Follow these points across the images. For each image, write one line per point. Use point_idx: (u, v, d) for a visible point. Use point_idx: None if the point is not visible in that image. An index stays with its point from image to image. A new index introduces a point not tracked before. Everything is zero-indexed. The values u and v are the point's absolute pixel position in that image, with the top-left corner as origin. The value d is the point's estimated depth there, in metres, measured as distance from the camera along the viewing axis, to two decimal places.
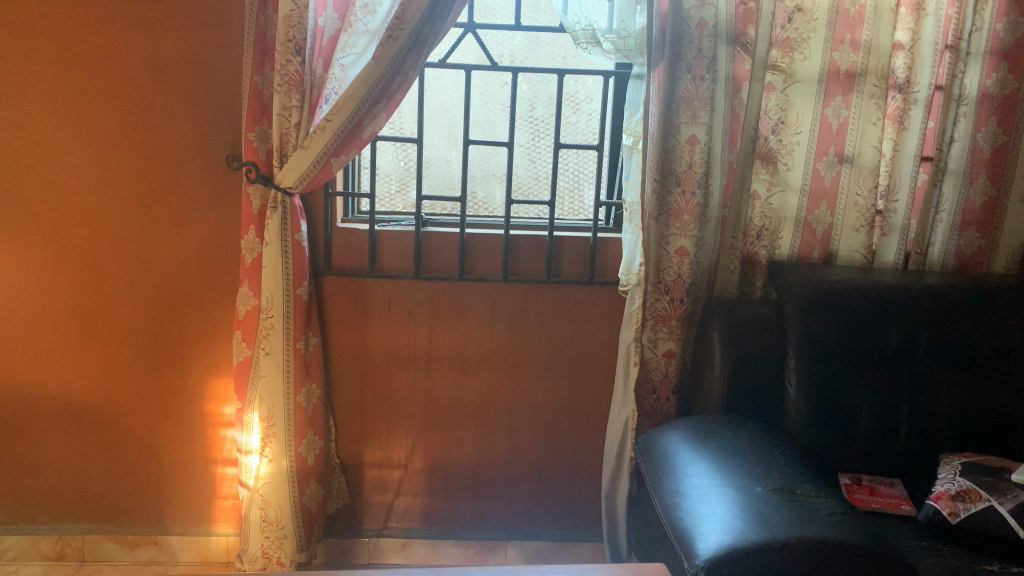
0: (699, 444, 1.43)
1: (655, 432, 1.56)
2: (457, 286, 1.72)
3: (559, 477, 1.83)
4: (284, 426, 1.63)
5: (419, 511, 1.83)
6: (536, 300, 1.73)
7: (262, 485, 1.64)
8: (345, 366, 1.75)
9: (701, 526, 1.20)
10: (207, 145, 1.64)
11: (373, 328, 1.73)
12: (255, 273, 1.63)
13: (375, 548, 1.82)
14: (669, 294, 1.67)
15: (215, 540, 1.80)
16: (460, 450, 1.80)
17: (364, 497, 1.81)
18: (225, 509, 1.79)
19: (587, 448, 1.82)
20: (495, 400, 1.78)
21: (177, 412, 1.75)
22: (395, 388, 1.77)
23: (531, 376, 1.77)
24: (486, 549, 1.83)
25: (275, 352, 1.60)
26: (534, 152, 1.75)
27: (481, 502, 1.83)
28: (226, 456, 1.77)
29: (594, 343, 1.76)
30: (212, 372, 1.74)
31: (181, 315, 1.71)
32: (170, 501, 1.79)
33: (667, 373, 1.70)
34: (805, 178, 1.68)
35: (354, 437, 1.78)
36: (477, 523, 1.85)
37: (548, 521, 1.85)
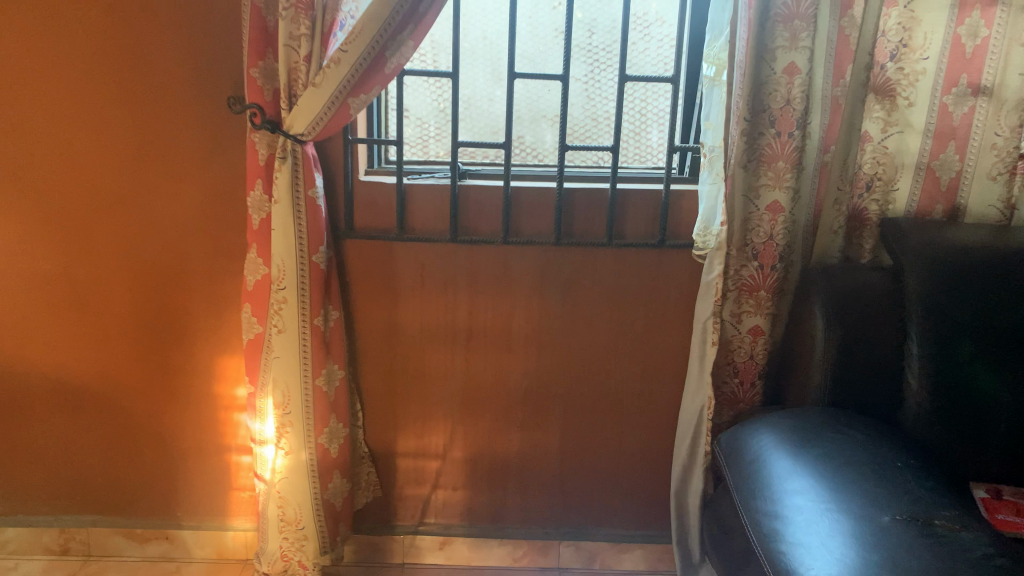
0: (802, 452, 1.15)
1: (743, 431, 1.28)
2: (502, 250, 1.45)
3: (621, 470, 1.58)
4: (302, 414, 1.41)
5: (460, 506, 1.60)
6: (596, 266, 1.46)
7: (279, 480, 1.43)
8: (374, 343, 1.51)
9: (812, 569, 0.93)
10: (207, 85, 1.39)
11: (405, 299, 1.48)
12: (264, 237, 1.39)
13: (410, 547, 1.60)
14: (758, 260, 1.37)
15: (232, 535, 1.60)
16: (506, 439, 1.56)
17: (397, 491, 1.59)
18: (242, 501, 1.59)
19: (654, 438, 1.56)
20: (547, 382, 1.53)
21: (184, 395, 1.54)
22: (431, 369, 1.52)
23: (589, 355, 1.51)
24: (536, 550, 1.60)
25: (290, 330, 1.37)
26: (592, 88, 1.45)
27: (530, 497, 1.60)
28: (240, 443, 1.57)
29: (664, 318, 1.49)
30: (221, 349, 1.52)
31: (184, 285, 1.49)
32: (181, 493, 1.60)
33: (753, 354, 1.41)
34: (929, 116, 1.36)
35: (384, 423, 1.55)
36: (526, 521, 1.61)
37: (607, 519, 1.61)
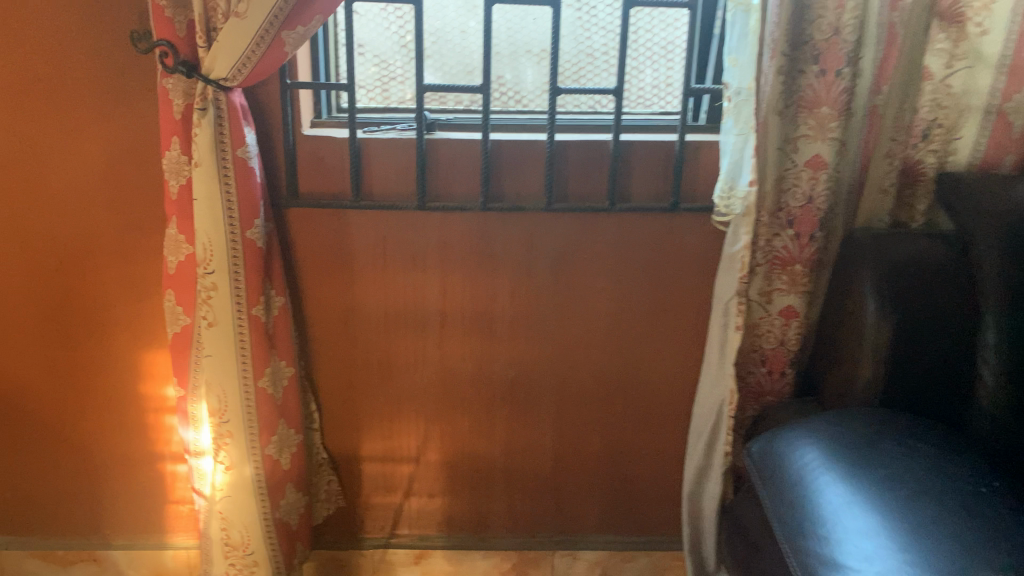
0: (859, 478, 0.93)
1: (781, 442, 1.05)
2: (481, 219, 1.19)
3: (623, 471, 1.36)
4: (243, 422, 1.16)
5: (437, 514, 1.38)
6: (594, 236, 1.21)
7: (220, 498, 1.18)
8: (329, 332, 1.26)
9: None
10: (102, 17, 1.09)
11: (364, 279, 1.23)
12: (186, 208, 1.12)
13: (381, 562, 1.39)
14: (793, 227, 1.11)
15: (172, 554, 1.37)
16: (490, 439, 1.33)
17: (364, 499, 1.37)
18: (182, 516, 1.36)
19: (662, 435, 1.34)
20: (537, 372, 1.29)
21: (103, 397, 1.29)
22: (400, 361, 1.28)
23: (586, 341, 1.27)
24: (527, 561, 1.40)
25: (222, 323, 1.11)
26: (588, 16, 1.18)
27: (519, 503, 1.38)
28: (175, 450, 1.32)
29: (675, 296, 1.25)
30: (144, 342, 1.26)
31: (93, 267, 1.22)
32: (108, 508, 1.36)
33: (784, 340, 1.18)
34: (1007, 47, 1.08)
35: (345, 424, 1.32)
36: (515, 529, 1.40)
37: (608, 524, 1.40)
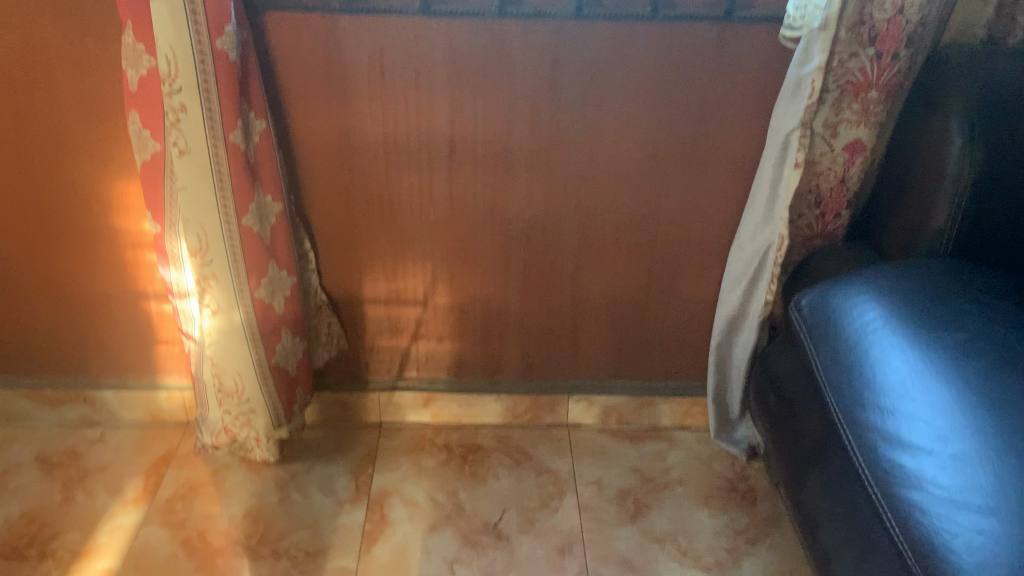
0: (930, 344, 0.80)
1: (835, 297, 0.91)
2: (496, 29, 1.00)
3: (647, 317, 1.26)
4: (228, 264, 1.04)
5: (445, 358, 1.30)
6: (632, 52, 1.02)
7: (210, 344, 1.09)
8: (321, 161, 1.10)
9: (982, 571, 0.63)
10: None
11: (359, 98, 1.05)
12: (142, 11, 0.92)
13: (388, 406, 1.33)
14: (875, 46, 0.93)
15: (165, 397, 1.30)
16: (504, 282, 1.21)
17: (369, 342, 1.28)
18: (173, 357, 1.28)
19: (693, 280, 1.22)
20: (558, 211, 1.15)
21: (74, 231, 1.16)
22: (403, 196, 1.13)
23: (615, 177, 1.12)
24: (541, 405, 1.34)
25: (195, 151, 0.96)
26: None
27: (534, 348, 1.29)
28: (159, 288, 1.21)
29: (720, 125, 1.08)
30: (112, 172, 1.11)
31: (42, 84, 1.04)
32: (93, 349, 1.27)
33: (845, 179, 1.04)
34: None
35: (345, 264, 1.19)
36: (528, 374, 1.32)
37: (626, 371, 1.32)
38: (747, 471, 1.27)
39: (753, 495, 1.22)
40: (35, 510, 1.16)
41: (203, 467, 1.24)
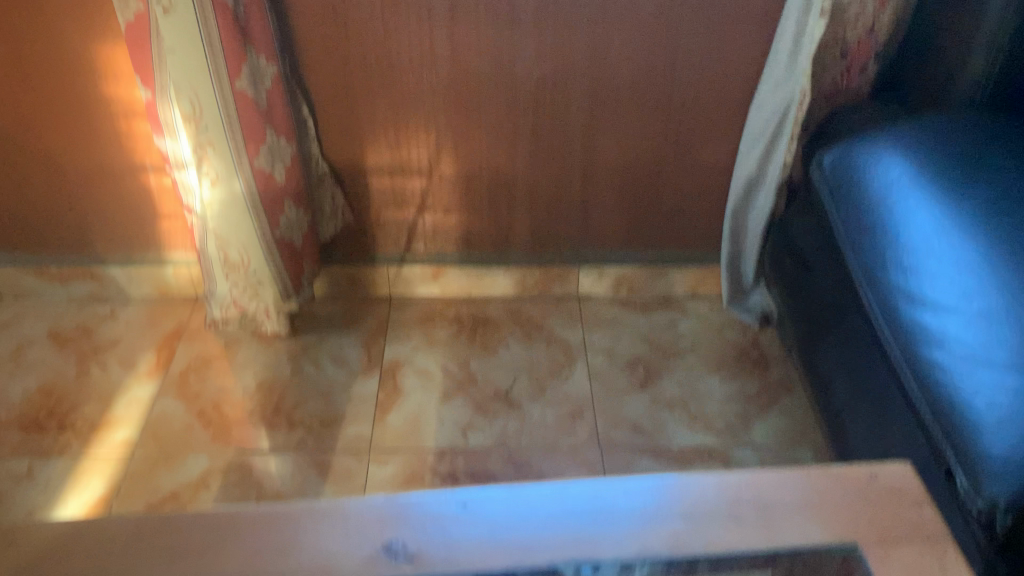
0: (957, 203, 0.77)
1: (860, 154, 0.87)
2: None
3: (660, 184, 1.22)
4: (223, 133, 1.00)
5: (453, 230, 1.27)
6: None
7: (211, 216, 1.06)
8: (316, 21, 1.04)
9: (1002, 427, 0.62)
10: None
11: None
12: None
13: (396, 279, 1.31)
14: None
15: (172, 272, 1.29)
16: (512, 149, 1.17)
17: (374, 215, 1.25)
18: (177, 231, 1.26)
19: (708, 144, 1.17)
20: (567, 72, 1.09)
21: (64, 102, 1.11)
22: (403, 59, 1.07)
23: (628, 34, 1.05)
24: (552, 276, 1.32)
25: (178, 11, 0.89)
26: None
27: (544, 219, 1.26)
28: (156, 161, 1.17)
29: None
30: (97, 37, 1.05)
31: None
32: (95, 224, 1.25)
33: (875, 27, 0.98)
34: None
35: (346, 133, 1.15)
36: (538, 245, 1.30)
37: (637, 241, 1.29)
38: (760, 338, 1.26)
39: (765, 362, 1.21)
40: (51, 384, 1.17)
41: (214, 341, 1.25)
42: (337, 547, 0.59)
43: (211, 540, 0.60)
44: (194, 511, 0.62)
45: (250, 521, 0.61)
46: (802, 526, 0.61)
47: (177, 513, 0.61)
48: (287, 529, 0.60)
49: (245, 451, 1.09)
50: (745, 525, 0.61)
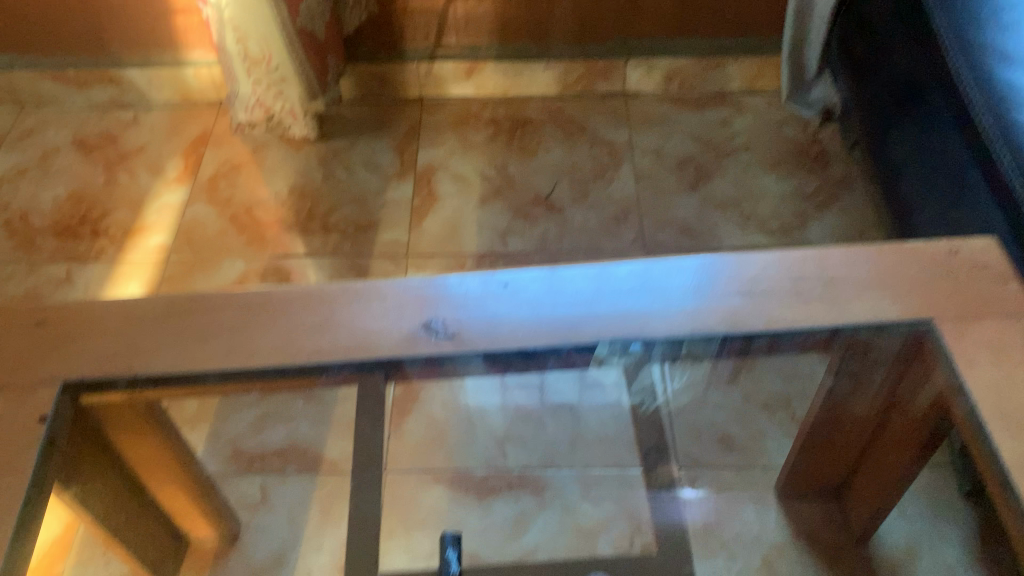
0: None
1: None
2: None
3: None
4: None
5: (488, 20, 1.17)
6: None
7: (228, 5, 0.96)
8: None
9: None
10: None
11: None
12: None
13: (428, 78, 1.23)
14: None
15: (193, 73, 1.22)
16: None
17: (401, 5, 1.15)
18: (194, 28, 1.18)
19: None
20: None
21: None
22: None
23: None
24: (595, 72, 1.22)
25: None
26: None
27: (586, 5, 1.15)
28: None
29: None
30: None
31: None
32: (107, 21, 1.17)
33: None
34: None
35: None
36: (580, 37, 1.20)
37: (684, 28, 1.19)
38: (820, 136, 1.17)
39: (825, 160, 1.13)
40: (81, 191, 1.15)
41: (242, 146, 1.20)
42: (373, 326, 0.56)
43: (243, 318, 0.57)
44: (224, 290, 0.58)
45: (283, 299, 0.58)
46: (873, 300, 0.56)
47: (204, 293, 0.58)
48: (320, 308, 0.57)
49: (281, 256, 1.07)
50: (812, 302, 0.56)
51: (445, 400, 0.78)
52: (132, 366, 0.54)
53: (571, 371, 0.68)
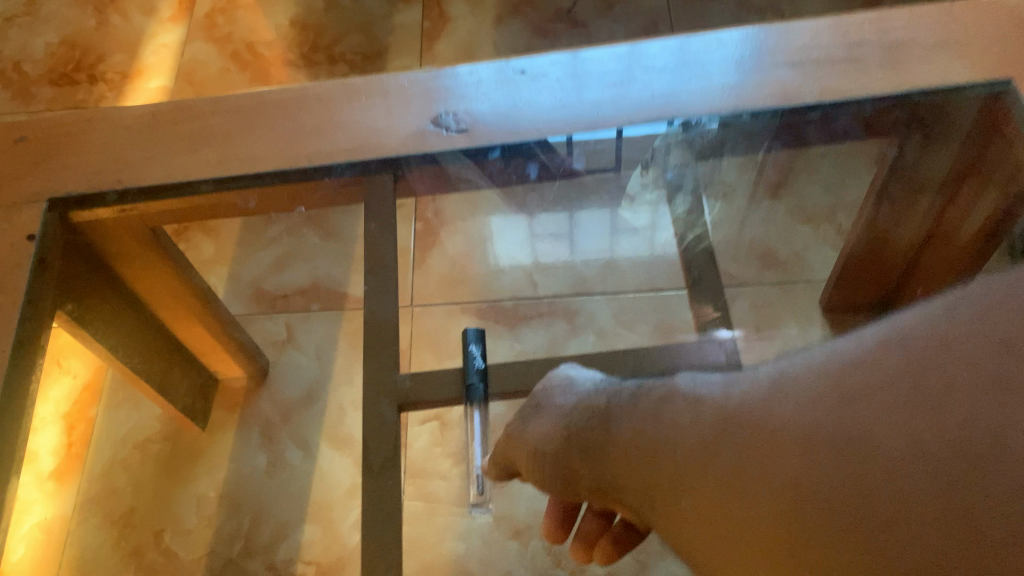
0: None
1: None
2: None
3: None
4: None
5: None
6: None
7: None
8: None
9: None
10: None
11: None
12: None
13: None
14: None
15: None
16: None
17: None
18: None
19: None
20: None
21: None
22: None
23: None
24: None
25: None
26: None
27: None
28: None
29: None
30: None
31: None
32: None
33: None
34: None
35: None
36: None
37: None
38: None
39: None
40: (73, 37, 1.08)
41: None
42: (378, 123, 0.51)
43: (235, 124, 0.51)
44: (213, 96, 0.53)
45: (276, 102, 0.52)
46: (941, 64, 0.49)
47: (190, 100, 0.53)
48: (318, 108, 0.51)
49: None
50: (871, 70, 0.50)
51: (468, 241, 0.75)
52: (121, 179, 0.50)
53: (604, 212, 0.64)
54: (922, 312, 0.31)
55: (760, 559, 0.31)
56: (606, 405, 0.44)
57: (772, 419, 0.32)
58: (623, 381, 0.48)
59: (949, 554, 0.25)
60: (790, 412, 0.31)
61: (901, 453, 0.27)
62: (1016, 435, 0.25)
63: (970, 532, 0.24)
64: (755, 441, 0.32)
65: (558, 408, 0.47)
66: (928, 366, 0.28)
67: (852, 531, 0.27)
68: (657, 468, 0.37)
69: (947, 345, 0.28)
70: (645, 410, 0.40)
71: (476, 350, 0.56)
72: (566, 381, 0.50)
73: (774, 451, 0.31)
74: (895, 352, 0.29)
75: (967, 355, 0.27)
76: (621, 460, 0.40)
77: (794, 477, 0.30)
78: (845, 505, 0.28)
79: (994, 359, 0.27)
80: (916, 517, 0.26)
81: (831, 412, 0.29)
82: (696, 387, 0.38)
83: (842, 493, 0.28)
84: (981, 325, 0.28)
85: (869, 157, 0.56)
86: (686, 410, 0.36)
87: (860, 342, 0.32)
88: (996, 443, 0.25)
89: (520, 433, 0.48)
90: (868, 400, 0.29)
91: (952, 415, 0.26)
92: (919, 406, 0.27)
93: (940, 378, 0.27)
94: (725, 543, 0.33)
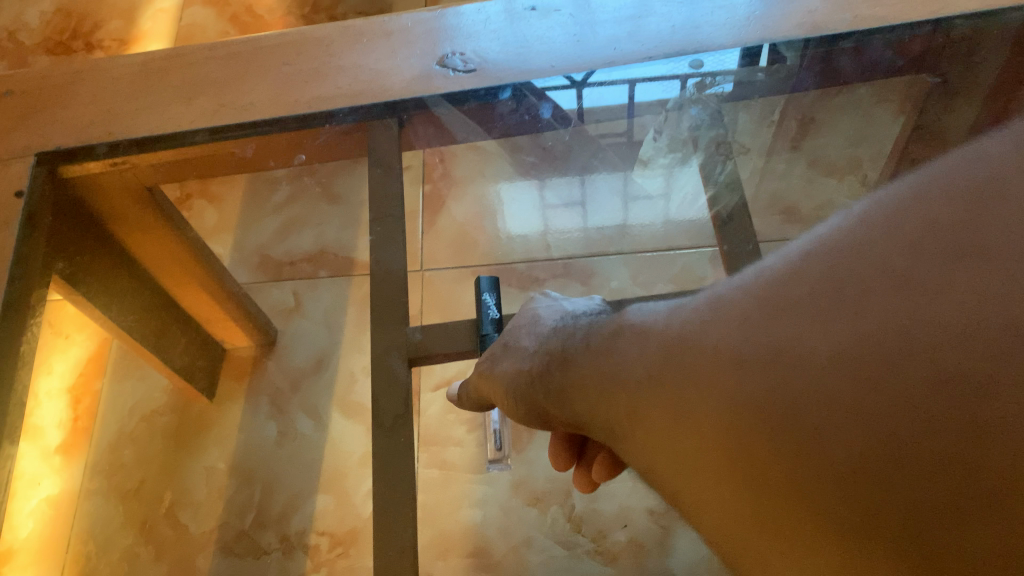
0: None
1: None
2: None
3: None
4: None
5: None
6: None
7: None
8: None
9: None
10: None
11: None
12: None
13: None
14: None
15: None
16: None
17: None
18: None
19: None
20: None
21: None
22: None
23: None
24: None
25: None
26: None
27: None
28: None
29: None
30: None
31: None
32: None
33: None
34: None
35: None
36: None
37: None
38: None
39: None
40: (68, 4, 1.05)
41: None
42: (381, 66, 0.48)
43: (229, 71, 0.49)
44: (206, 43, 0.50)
45: (272, 46, 0.50)
46: None
47: (181, 47, 0.50)
48: (316, 52, 0.49)
49: None
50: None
51: (477, 206, 0.71)
52: (111, 131, 0.47)
53: (617, 177, 0.59)
54: (868, 202, 0.27)
55: (702, 481, 0.29)
56: (566, 346, 0.42)
57: (707, 341, 0.29)
58: (586, 316, 0.46)
59: (869, 457, 0.22)
60: (725, 330, 0.28)
61: (818, 360, 0.24)
62: (923, 326, 0.22)
63: (890, 431, 0.22)
64: (693, 367, 0.29)
65: (524, 352, 0.45)
66: (845, 271, 0.25)
67: (777, 443, 0.25)
68: (611, 402, 0.35)
69: (864, 249, 0.25)
70: (594, 352, 0.38)
71: (489, 300, 0.53)
72: (532, 318, 0.49)
73: (709, 373, 0.28)
74: (815, 263, 0.27)
75: (901, 251, 0.24)
76: (580, 390, 0.38)
77: (722, 396, 0.27)
78: (769, 418, 0.25)
79: (905, 254, 0.24)
80: (839, 423, 0.23)
81: (753, 331, 0.27)
82: (643, 319, 0.35)
83: (763, 408, 0.26)
84: (896, 225, 0.25)
85: (891, 105, 0.53)
86: (632, 342, 0.34)
87: (785, 256, 0.29)
88: (906, 341, 0.22)
89: (489, 372, 0.47)
90: (786, 315, 0.26)
91: (867, 317, 0.24)
92: (836, 311, 0.25)
93: (856, 283, 0.25)
94: (671, 467, 0.31)
